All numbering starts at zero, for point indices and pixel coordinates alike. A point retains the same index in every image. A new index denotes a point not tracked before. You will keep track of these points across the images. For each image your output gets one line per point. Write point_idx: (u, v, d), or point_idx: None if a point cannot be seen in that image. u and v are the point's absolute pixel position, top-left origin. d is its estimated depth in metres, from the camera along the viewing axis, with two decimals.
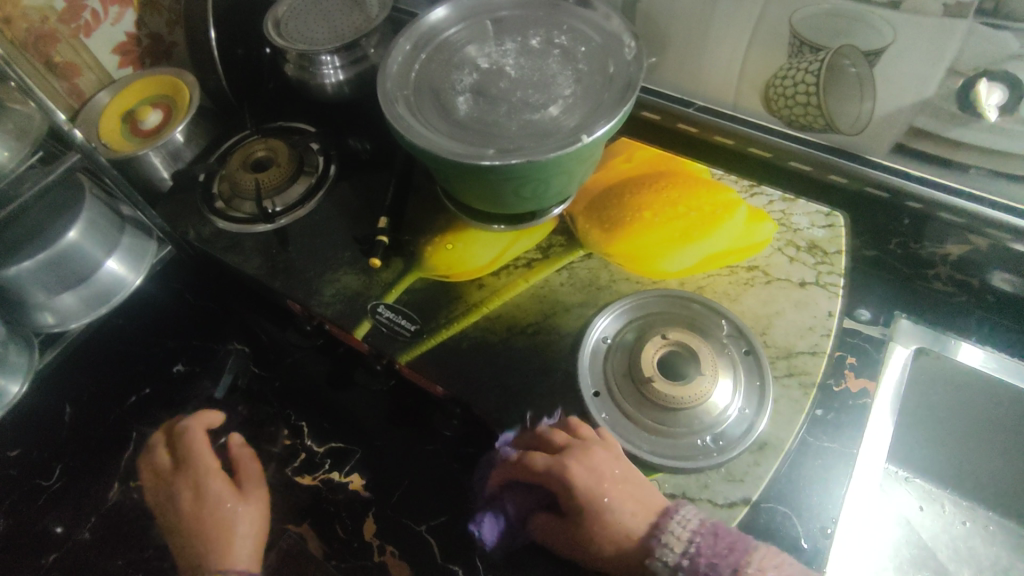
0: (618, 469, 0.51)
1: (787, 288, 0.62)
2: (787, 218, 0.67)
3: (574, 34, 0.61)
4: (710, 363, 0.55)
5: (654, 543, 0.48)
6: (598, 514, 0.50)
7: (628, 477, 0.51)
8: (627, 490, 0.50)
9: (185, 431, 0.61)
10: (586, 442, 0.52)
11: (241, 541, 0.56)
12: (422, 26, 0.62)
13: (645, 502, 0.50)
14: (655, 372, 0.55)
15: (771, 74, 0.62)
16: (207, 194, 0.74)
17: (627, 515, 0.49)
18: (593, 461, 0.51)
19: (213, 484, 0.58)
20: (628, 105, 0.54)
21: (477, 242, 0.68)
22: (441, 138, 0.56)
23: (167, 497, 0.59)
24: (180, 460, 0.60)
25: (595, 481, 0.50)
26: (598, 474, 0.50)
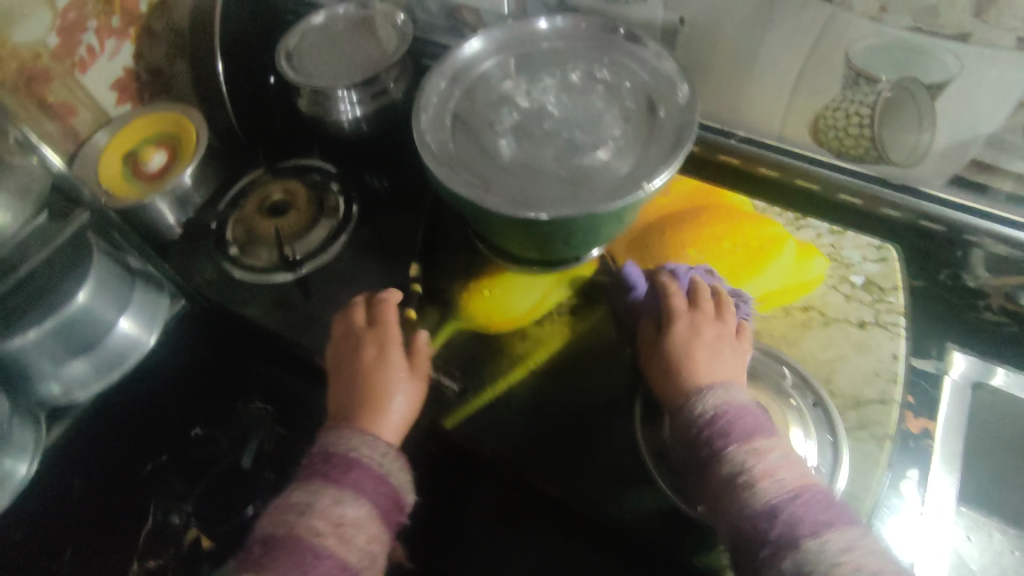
0: (724, 348, 0.53)
1: (846, 330, 0.59)
2: (837, 252, 0.64)
3: (617, 67, 0.58)
4: (780, 417, 0.53)
5: (706, 388, 0.50)
6: (677, 360, 0.52)
7: (726, 352, 0.53)
8: (709, 356, 0.52)
9: (386, 302, 0.60)
10: (716, 318, 0.55)
11: (390, 410, 0.54)
12: (453, 63, 0.58)
13: (724, 376, 0.51)
14: None
15: (821, 105, 0.59)
16: (219, 241, 0.70)
17: (701, 366, 0.51)
18: (703, 327, 0.54)
19: (393, 356, 0.56)
20: (685, 149, 0.50)
21: (516, 285, 0.61)
22: (483, 189, 0.52)
23: (355, 340, 0.58)
24: (382, 321, 0.59)
25: (690, 340, 0.53)
26: (699, 336, 0.53)
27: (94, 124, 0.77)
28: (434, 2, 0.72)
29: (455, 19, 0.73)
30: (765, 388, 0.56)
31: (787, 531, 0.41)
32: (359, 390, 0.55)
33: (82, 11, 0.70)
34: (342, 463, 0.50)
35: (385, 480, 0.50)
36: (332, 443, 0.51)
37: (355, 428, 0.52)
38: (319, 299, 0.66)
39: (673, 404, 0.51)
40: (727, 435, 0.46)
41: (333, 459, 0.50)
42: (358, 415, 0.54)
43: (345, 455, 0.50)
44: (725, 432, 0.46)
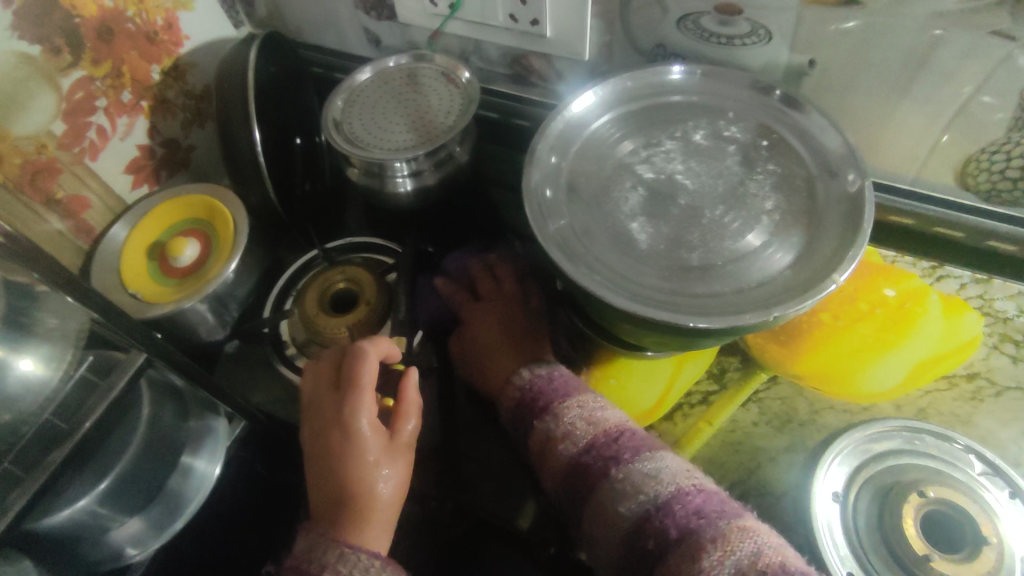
0: (519, 323, 0.57)
1: (1020, 398, 0.53)
2: (989, 304, 0.59)
3: (746, 123, 0.51)
4: (986, 521, 0.45)
5: (514, 374, 0.52)
6: (481, 352, 0.56)
7: (520, 327, 0.57)
8: (508, 338, 0.56)
9: (362, 351, 0.49)
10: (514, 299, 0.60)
11: (374, 504, 0.46)
12: (558, 125, 0.50)
13: (528, 346, 0.55)
14: (929, 549, 0.44)
15: (974, 147, 0.53)
16: (276, 346, 0.60)
17: (502, 358, 0.55)
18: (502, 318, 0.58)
19: (367, 436, 0.48)
20: (867, 225, 0.42)
21: (637, 376, 0.54)
22: (621, 288, 0.43)
23: (328, 408, 0.49)
24: (352, 382, 0.48)
25: (483, 334, 0.57)
26: (492, 328, 0.57)
27: (109, 215, 0.66)
28: (495, 50, 0.67)
29: (520, 67, 0.67)
30: (957, 485, 0.47)
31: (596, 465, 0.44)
32: (331, 480, 0.47)
33: (89, 88, 0.60)
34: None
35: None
36: (306, 558, 0.44)
37: (332, 536, 0.44)
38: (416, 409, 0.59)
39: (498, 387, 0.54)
40: (536, 411, 0.48)
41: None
42: (339, 518, 0.45)
43: None
44: (540, 402, 0.49)
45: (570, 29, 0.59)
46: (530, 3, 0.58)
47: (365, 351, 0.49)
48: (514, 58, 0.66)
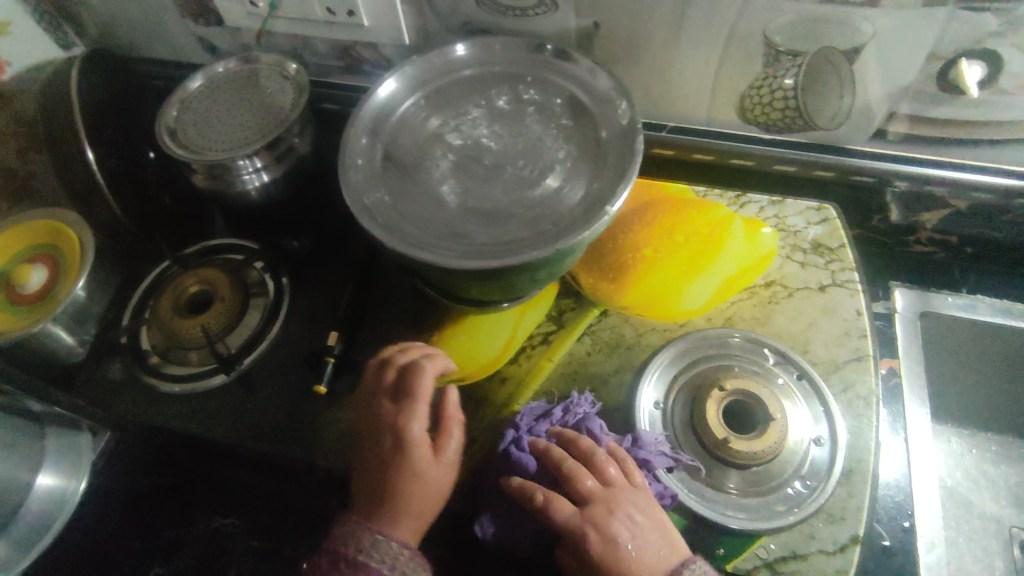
0: (640, 517, 0.47)
1: (810, 297, 0.61)
2: (782, 222, 0.66)
3: (543, 86, 0.56)
4: (773, 402, 0.52)
5: None
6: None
7: (645, 523, 0.47)
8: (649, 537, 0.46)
9: (421, 367, 0.53)
10: (620, 482, 0.48)
11: (412, 503, 0.48)
12: (368, 111, 0.53)
13: (666, 549, 0.46)
14: (727, 433, 0.51)
15: (745, 86, 0.59)
16: (136, 354, 0.62)
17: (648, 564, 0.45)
18: (609, 524, 0.46)
19: (415, 443, 0.50)
20: (638, 159, 0.49)
21: (484, 328, 0.60)
22: (433, 245, 0.48)
23: (381, 418, 0.52)
24: (407, 394, 0.52)
25: (608, 545, 0.45)
26: (619, 540, 0.45)
27: None
28: (324, 43, 0.69)
29: (350, 57, 0.70)
30: (753, 376, 0.55)
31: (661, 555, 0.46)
32: (378, 474, 0.50)
33: None
34: (348, 569, 0.45)
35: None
36: (341, 543, 0.47)
37: (366, 523, 0.48)
38: (265, 394, 0.60)
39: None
40: None
41: (340, 562, 0.46)
42: (375, 508, 0.48)
43: (351, 558, 0.46)
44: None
45: (383, 17, 0.62)
46: None
47: (423, 368, 0.53)
48: (343, 50, 0.69)
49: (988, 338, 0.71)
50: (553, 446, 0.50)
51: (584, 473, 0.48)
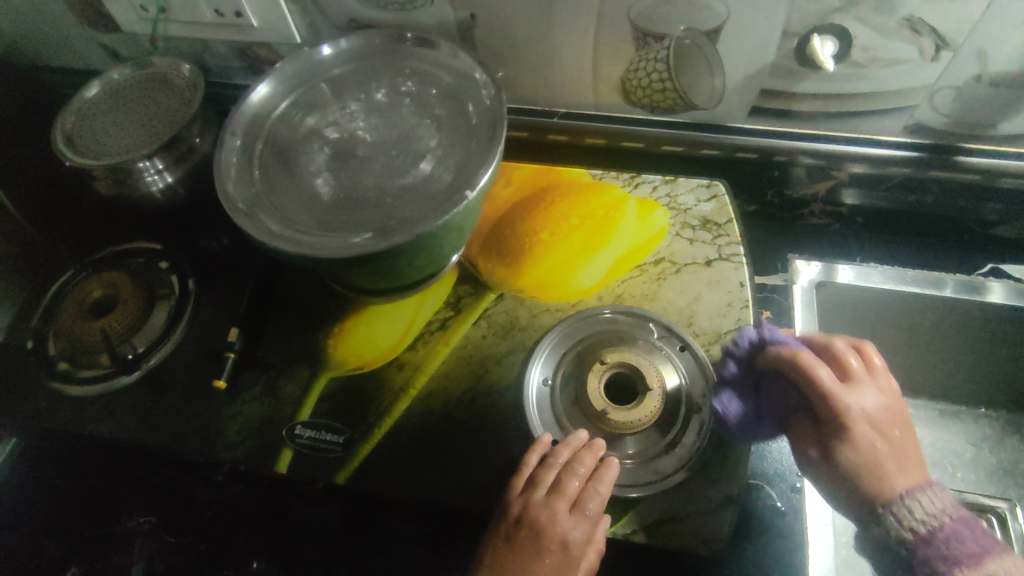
0: (882, 395, 0.53)
1: (697, 271, 0.63)
2: (673, 200, 0.67)
3: (419, 77, 0.57)
4: (651, 372, 0.56)
5: (913, 489, 0.48)
6: (871, 470, 0.49)
7: (888, 401, 0.53)
8: (897, 451, 0.50)
9: (600, 484, 0.51)
10: (834, 384, 0.52)
11: None
12: (244, 113, 0.56)
13: (911, 467, 0.50)
14: (604, 404, 0.55)
15: (622, 71, 0.62)
16: (43, 360, 0.63)
17: (898, 481, 0.49)
18: (862, 399, 0.52)
19: (579, 558, 0.48)
20: (502, 141, 0.50)
21: (383, 317, 0.62)
22: (307, 235, 0.49)
23: (550, 519, 0.49)
24: (579, 504, 0.50)
25: (870, 422, 0.51)
26: (865, 408, 0.52)
27: None
28: (222, 46, 0.69)
29: (250, 57, 0.70)
30: (635, 350, 0.58)
31: (886, 503, 0.48)
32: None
33: None
34: None
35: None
36: None
37: None
38: (169, 393, 0.61)
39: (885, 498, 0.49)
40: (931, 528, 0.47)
41: None
42: None
43: None
44: (930, 545, 0.46)
45: (270, 16, 0.63)
46: None
47: (603, 487, 0.51)
48: (241, 50, 0.69)
49: (883, 304, 0.72)
50: (810, 338, 0.58)
51: (850, 355, 0.55)
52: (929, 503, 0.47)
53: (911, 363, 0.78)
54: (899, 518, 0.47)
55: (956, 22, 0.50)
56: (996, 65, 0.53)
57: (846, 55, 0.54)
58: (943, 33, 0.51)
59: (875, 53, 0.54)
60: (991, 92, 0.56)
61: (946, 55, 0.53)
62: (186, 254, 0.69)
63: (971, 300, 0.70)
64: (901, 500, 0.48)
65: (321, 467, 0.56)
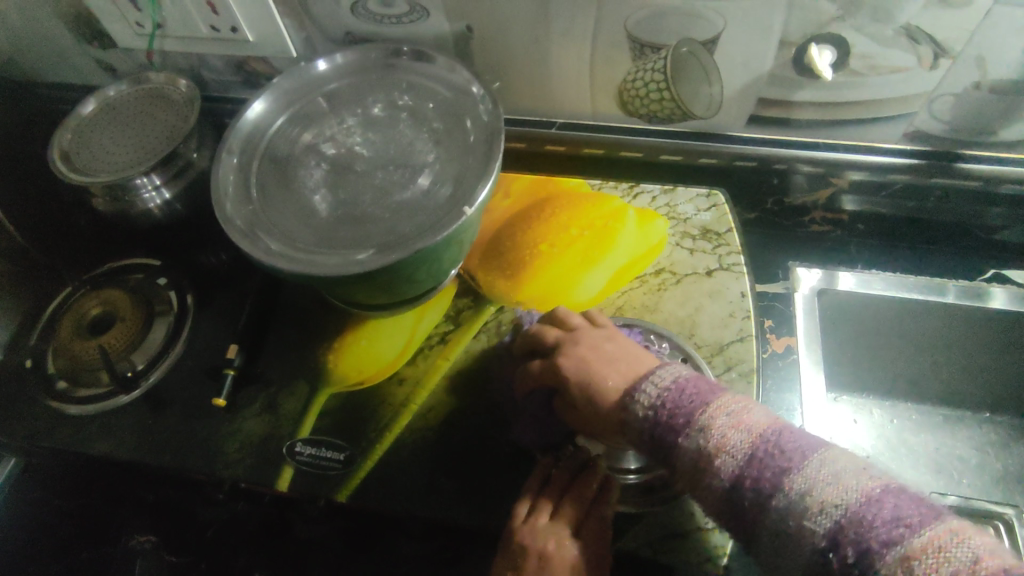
0: (607, 343, 0.52)
1: (697, 282, 0.62)
2: (673, 210, 0.67)
3: (416, 91, 0.57)
4: None
5: (635, 385, 0.45)
6: (586, 381, 0.49)
7: (609, 346, 0.52)
8: (619, 353, 0.51)
9: (602, 507, 0.50)
10: (576, 332, 0.54)
11: None
12: (241, 129, 0.56)
13: (631, 367, 0.49)
14: None
15: (622, 78, 0.61)
16: (42, 378, 0.63)
17: (611, 381, 0.48)
18: (577, 345, 0.52)
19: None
20: (500, 156, 0.50)
21: (382, 331, 0.62)
22: (306, 253, 0.49)
23: (559, 546, 0.48)
24: (585, 530, 0.49)
25: (591, 353, 0.51)
26: (585, 355, 0.51)
27: None
28: (218, 61, 0.69)
29: (247, 72, 0.70)
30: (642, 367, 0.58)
31: (757, 500, 0.36)
32: None
33: None
34: None
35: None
36: None
37: None
38: (168, 411, 0.61)
39: (615, 419, 0.46)
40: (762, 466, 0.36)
41: None
42: None
43: None
44: (670, 425, 0.40)
45: (266, 32, 0.63)
46: (220, 12, 0.62)
47: (605, 511, 0.50)
48: (237, 65, 0.69)
49: (886, 310, 0.72)
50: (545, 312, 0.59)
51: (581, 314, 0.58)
52: (824, 489, 0.34)
53: (914, 369, 0.78)
54: (790, 502, 0.35)
55: (954, 29, 0.50)
56: (995, 71, 0.53)
57: (844, 63, 0.54)
58: (941, 40, 0.51)
59: (873, 61, 0.54)
60: (990, 99, 0.55)
61: (944, 63, 0.53)
62: (185, 270, 0.69)
63: (975, 306, 0.70)
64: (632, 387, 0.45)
65: (322, 485, 0.55)
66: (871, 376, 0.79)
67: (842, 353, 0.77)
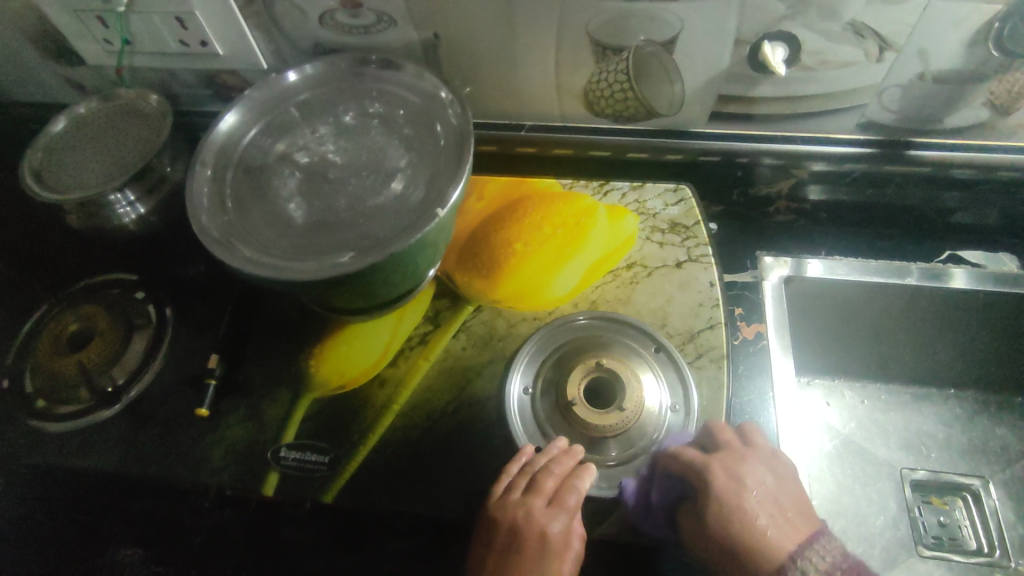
0: (769, 481, 0.52)
1: (668, 274, 0.64)
2: (642, 205, 0.69)
3: (387, 98, 0.58)
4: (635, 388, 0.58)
5: (799, 553, 0.47)
6: (741, 523, 0.49)
7: (773, 485, 0.52)
8: (786, 502, 0.51)
9: (573, 480, 0.52)
10: (745, 449, 0.54)
11: None
12: (214, 142, 0.56)
13: (793, 525, 0.50)
14: (576, 398, 0.58)
15: (585, 81, 0.63)
16: (21, 397, 0.63)
17: (770, 532, 0.49)
18: (736, 473, 0.52)
19: (561, 556, 0.49)
20: (470, 158, 0.52)
21: (363, 335, 0.62)
22: (283, 260, 0.50)
23: (527, 516, 0.50)
24: (556, 500, 0.51)
25: (751, 493, 0.51)
26: (747, 492, 0.51)
27: None
28: (189, 75, 0.69)
29: (218, 85, 0.70)
30: (624, 360, 0.60)
31: None
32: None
33: None
34: None
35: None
36: None
37: None
38: (152, 423, 0.61)
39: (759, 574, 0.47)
40: None
41: None
42: None
43: None
44: None
45: (235, 44, 0.64)
46: (189, 27, 0.62)
47: (577, 483, 0.52)
48: (208, 78, 0.69)
49: (852, 296, 0.75)
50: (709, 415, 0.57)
51: (757, 431, 0.56)
52: None
53: (881, 351, 0.81)
54: None
55: (898, 24, 0.53)
56: (937, 63, 0.56)
57: (797, 60, 0.57)
58: (885, 35, 0.54)
59: (824, 56, 0.56)
60: (936, 88, 0.58)
61: (889, 56, 0.56)
62: (163, 283, 0.69)
63: (935, 286, 0.73)
64: (794, 559, 0.47)
65: (308, 487, 0.56)
66: (840, 358, 0.82)
67: (814, 339, 0.80)
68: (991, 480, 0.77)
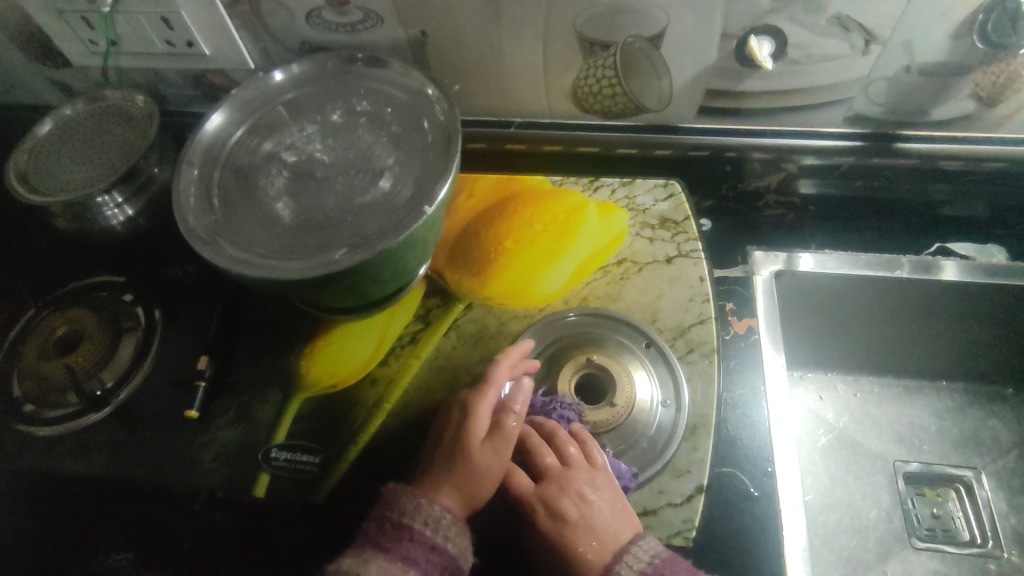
0: (592, 494, 0.52)
1: (658, 269, 0.64)
2: (632, 201, 0.69)
3: (374, 96, 0.58)
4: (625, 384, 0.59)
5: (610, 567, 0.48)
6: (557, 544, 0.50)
7: (598, 497, 0.52)
8: (601, 508, 0.51)
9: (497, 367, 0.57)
10: (555, 469, 0.53)
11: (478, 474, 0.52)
12: (201, 142, 0.56)
13: (615, 529, 0.50)
14: (565, 395, 0.59)
15: (573, 77, 0.63)
16: (8, 402, 0.62)
17: (588, 549, 0.49)
18: (556, 498, 0.52)
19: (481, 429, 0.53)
20: (457, 155, 0.52)
21: (353, 335, 0.62)
22: (271, 259, 0.50)
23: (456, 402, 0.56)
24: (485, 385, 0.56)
25: (547, 526, 0.51)
26: (563, 514, 0.51)
27: None
28: (176, 76, 0.69)
29: (205, 85, 0.70)
30: (615, 357, 0.60)
31: None
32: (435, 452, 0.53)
33: None
34: (393, 532, 0.48)
35: (438, 549, 0.47)
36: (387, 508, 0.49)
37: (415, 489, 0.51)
38: (142, 426, 0.61)
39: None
40: None
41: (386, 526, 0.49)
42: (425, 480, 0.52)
43: (398, 523, 0.48)
44: None
45: (222, 44, 0.64)
46: (175, 27, 0.62)
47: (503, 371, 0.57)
48: (195, 78, 0.69)
49: (843, 290, 0.75)
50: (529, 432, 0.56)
51: (569, 441, 0.55)
52: None
53: (873, 344, 0.81)
54: None
55: (882, 16, 0.53)
56: (922, 55, 0.56)
57: (784, 54, 0.57)
58: (871, 28, 0.54)
59: (810, 50, 0.56)
60: (922, 81, 0.59)
61: (875, 49, 0.56)
62: (152, 285, 0.69)
63: (926, 278, 0.73)
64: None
65: (299, 488, 0.56)
66: (832, 351, 0.82)
67: (805, 332, 0.80)
68: (983, 471, 0.77)
